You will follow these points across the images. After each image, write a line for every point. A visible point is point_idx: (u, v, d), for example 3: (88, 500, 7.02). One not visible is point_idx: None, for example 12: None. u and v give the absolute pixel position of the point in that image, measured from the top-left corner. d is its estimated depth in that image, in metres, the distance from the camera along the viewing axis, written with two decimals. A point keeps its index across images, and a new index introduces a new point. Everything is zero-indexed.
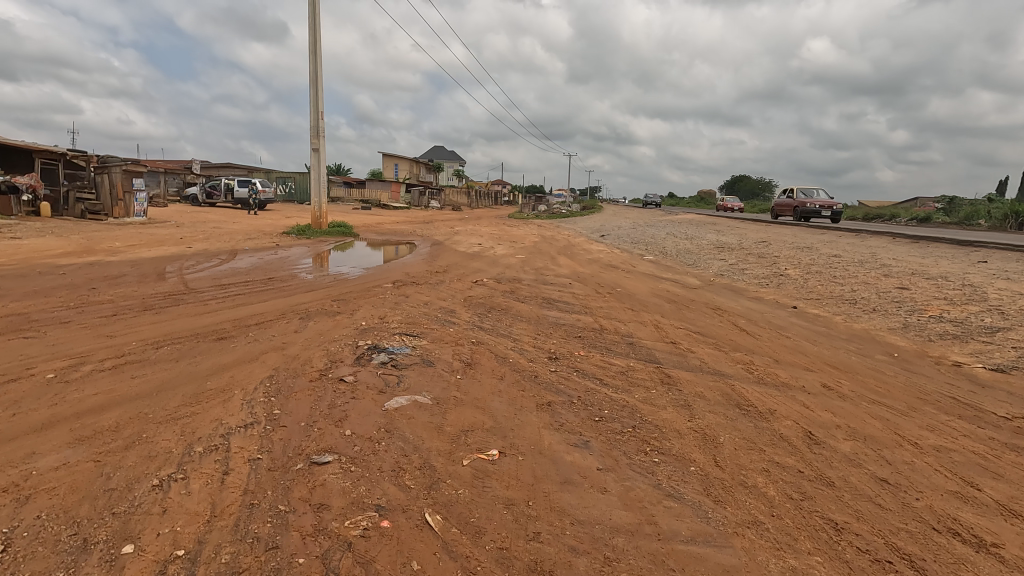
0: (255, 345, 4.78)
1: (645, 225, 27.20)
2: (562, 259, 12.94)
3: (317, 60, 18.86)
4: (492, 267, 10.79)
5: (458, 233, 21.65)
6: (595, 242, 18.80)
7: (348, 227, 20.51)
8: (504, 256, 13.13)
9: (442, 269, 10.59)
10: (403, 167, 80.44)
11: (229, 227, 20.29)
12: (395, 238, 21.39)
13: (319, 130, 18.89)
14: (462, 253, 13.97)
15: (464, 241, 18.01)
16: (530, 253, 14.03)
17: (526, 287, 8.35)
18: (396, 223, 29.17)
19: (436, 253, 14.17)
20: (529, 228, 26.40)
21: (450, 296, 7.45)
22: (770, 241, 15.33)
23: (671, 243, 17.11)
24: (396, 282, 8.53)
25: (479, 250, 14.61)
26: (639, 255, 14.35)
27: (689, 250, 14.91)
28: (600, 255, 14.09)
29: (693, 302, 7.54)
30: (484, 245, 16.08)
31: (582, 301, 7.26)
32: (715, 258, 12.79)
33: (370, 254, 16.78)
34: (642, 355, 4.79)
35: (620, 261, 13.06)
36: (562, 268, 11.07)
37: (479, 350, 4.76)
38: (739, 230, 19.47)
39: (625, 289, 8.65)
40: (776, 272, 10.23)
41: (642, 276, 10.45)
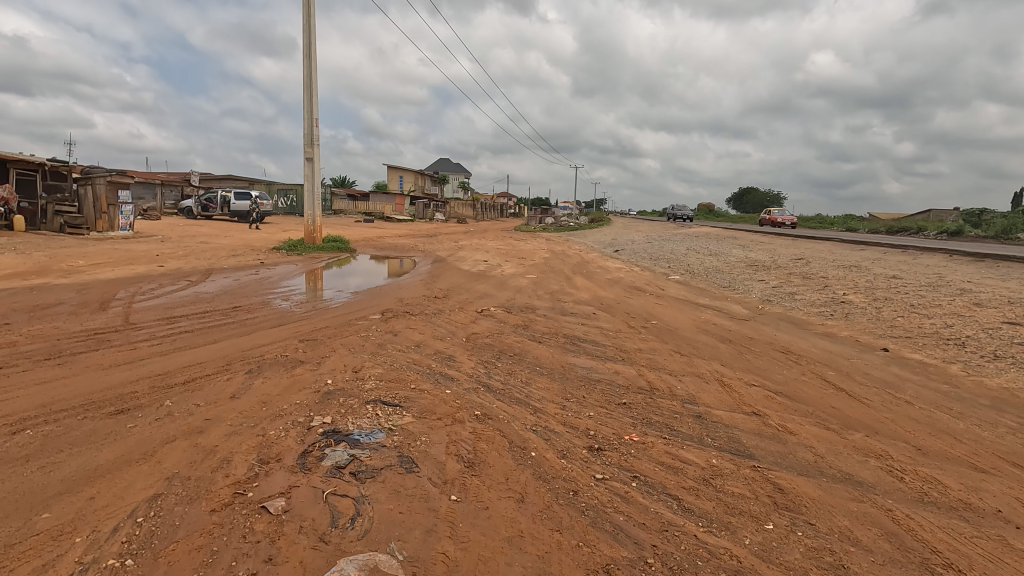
0: (162, 424, 3.32)
1: (660, 239, 25.70)
2: (578, 280, 11.51)
3: (312, 64, 17.65)
4: (501, 291, 9.36)
5: (462, 249, 20.27)
6: (610, 258, 17.39)
7: (345, 242, 19.19)
8: (513, 276, 11.69)
9: (442, 292, 9.15)
10: (408, 179, 79.52)
11: (218, 242, 18.99)
12: (396, 253, 20.08)
13: (313, 138, 17.62)
14: (466, 272, 12.56)
15: (469, 257, 16.62)
16: (543, 273, 12.59)
17: (544, 319, 6.91)
18: (399, 238, 27.90)
19: (438, 272, 12.76)
20: (538, 242, 25.00)
21: (450, 333, 5.99)
22: (808, 258, 13.84)
23: (695, 260, 15.66)
24: (385, 314, 7.08)
25: (486, 268, 13.22)
26: (663, 274, 12.91)
27: (719, 268, 13.44)
28: (620, 275, 12.64)
29: (751, 341, 6.08)
30: (491, 262, 14.68)
31: (615, 341, 5.79)
32: (752, 279, 11.32)
33: (366, 272, 15.41)
34: (724, 442, 3.28)
35: (644, 281, 11.62)
36: (582, 291, 9.63)
37: (482, 438, 3.24)
38: (766, 246, 18.00)
39: (662, 319, 7.19)
40: (833, 297, 8.75)
41: (675, 300, 9.00)
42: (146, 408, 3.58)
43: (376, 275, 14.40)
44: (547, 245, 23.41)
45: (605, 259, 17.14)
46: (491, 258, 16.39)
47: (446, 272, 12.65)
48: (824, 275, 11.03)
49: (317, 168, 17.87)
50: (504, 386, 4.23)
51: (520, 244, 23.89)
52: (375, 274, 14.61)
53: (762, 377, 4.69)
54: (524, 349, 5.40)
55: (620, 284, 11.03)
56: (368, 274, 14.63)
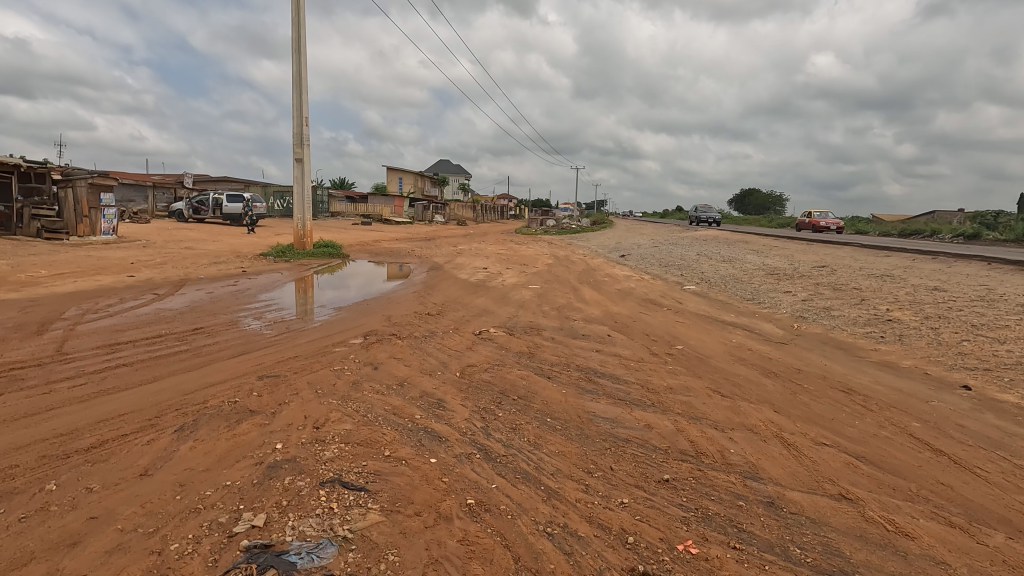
0: (26, 530, 2.36)
1: (667, 243, 24.74)
2: (587, 291, 10.56)
3: (301, 59, 16.72)
4: (502, 305, 8.42)
5: (462, 254, 19.32)
6: (617, 264, 16.47)
7: (337, 247, 18.26)
8: (515, 287, 10.73)
9: (436, 307, 8.20)
10: (408, 181, 78.67)
11: (203, 247, 18.08)
12: (391, 258, 19.15)
13: (303, 138, 16.72)
14: (464, 282, 11.63)
15: (468, 264, 15.66)
16: (547, 282, 11.63)
17: (552, 344, 5.95)
18: (396, 241, 27.02)
19: (435, 281, 11.82)
20: (540, 247, 24.05)
21: (441, 365, 5.04)
22: (832, 266, 12.87)
23: (709, 267, 14.74)
24: (367, 339, 6.12)
25: (486, 277, 12.28)
26: (677, 284, 11.97)
27: (737, 277, 12.49)
28: (631, 285, 11.68)
29: (799, 373, 5.11)
30: (491, 270, 13.72)
31: (639, 378, 4.84)
32: (776, 289, 10.38)
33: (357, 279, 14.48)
34: (819, 556, 2.32)
35: (659, 292, 10.66)
36: (592, 306, 8.67)
37: (476, 555, 2.28)
38: (781, 251, 17.05)
39: (689, 343, 6.24)
40: (875, 314, 7.80)
41: (697, 317, 8.05)
42: (17, 496, 2.62)
43: (369, 282, 13.46)
44: (549, 250, 22.48)
45: (612, 266, 16.19)
46: (492, 265, 15.44)
47: (443, 282, 11.71)
48: (856, 286, 10.08)
49: (308, 170, 16.95)
50: (506, 452, 3.26)
51: (522, 248, 22.95)
52: (368, 281, 13.68)
53: (832, 432, 3.72)
54: (530, 389, 4.43)
55: (633, 296, 10.08)
56: (361, 282, 13.71)
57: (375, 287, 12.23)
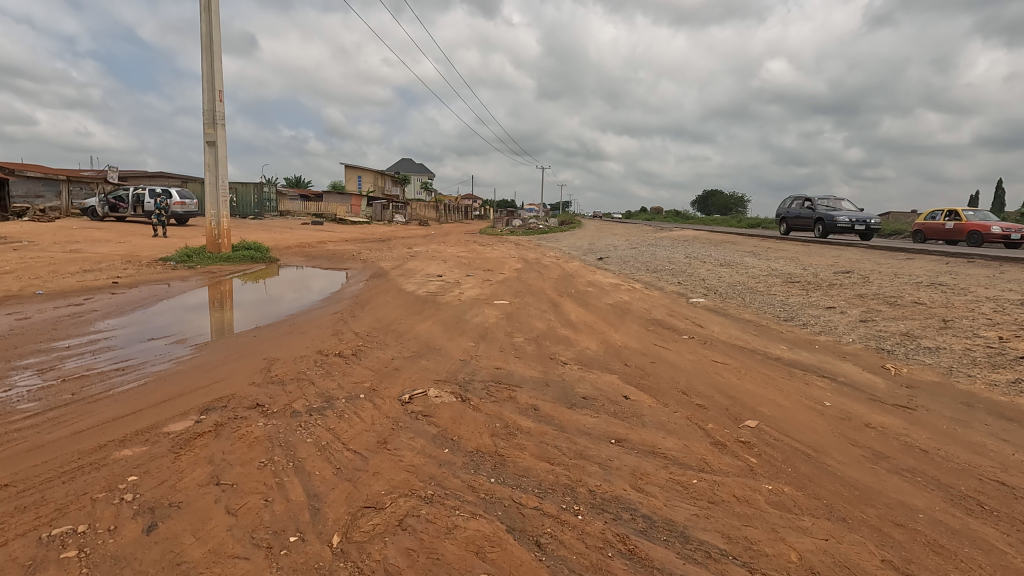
0: None
1: (646, 245, 22.49)
2: (569, 308, 8.02)
3: (212, 19, 13.60)
4: (456, 336, 5.76)
5: (415, 258, 16.45)
6: (597, 270, 14.05)
7: (263, 248, 15.18)
8: (477, 304, 8.06)
9: (356, 343, 5.46)
10: (368, 180, 74.93)
11: (94, 250, 14.74)
12: (331, 261, 16.22)
13: (216, 116, 13.63)
14: (409, 295, 8.92)
15: (421, 270, 12.95)
16: (518, 296, 8.98)
17: (536, 428, 3.33)
18: (344, 243, 24.01)
19: (372, 294, 9.05)
20: (506, 249, 21.49)
21: (308, 511, 2.37)
22: (859, 273, 10.66)
23: (707, 272, 12.46)
24: (199, 422, 3.37)
25: (439, 288, 9.56)
26: (678, 296, 9.58)
27: (750, 286, 10.17)
28: (624, 299, 9.17)
29: (1014, 497, 2.66)
30: (447, 278, 11.05)
31: (731, 535, 2.27)
32: (812, 304, 8.06)
33: (277, 289, 11.54)
34: None
35: (664, 308, 8.20)
36: (584, 334, 6.11)
37: None
38: (782, 255, 14.97)
39: (763, 412, 3.74)
40: (985, 344, 5.49)
41: (737, 351, 5.58)
42: None
43: (291, 292, 10.57)
44: (517, 252, 19.89)
45: (593, 272, 13.73)
46: (450, 271, 12.78)
47: (383, 294, 8.98)
48: (915, 299, 7.85)
49: (223, 155, 13.86)
50: None
51: (487, 251, 20.27)
52: (293, 293, 10.82)
53: None
54: None
55: (634, 315, 7.56)
56: (282, 293, 10.81)
57: (295, 300, 9.39)
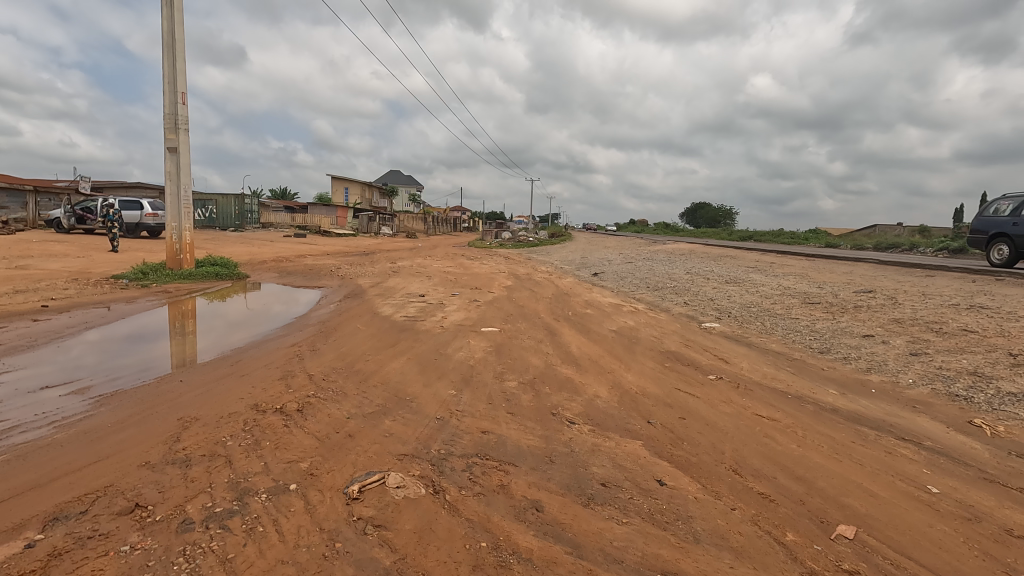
0: None
1: (641, 259, 21.57)
2: (568, 336, 6.96)
3: (175, 15, 12.48)
4: (432, 380, 4.66)
5: (397, 274, 15.34)
6: (595, 288, 13.02)
7: (231, 263, 13.96)
8: (461, 331, 6.96)
9: (307, 391, 4.33)
10: (355, 191, 73.75)
11: (44, 265, 13.43)
12: (307, 277, 15.04)
13: (179, 119, 12.49)
14: (384, 320, 7.79)
15: (402, 289, 11.83)
16: (509, 320, 7.92)
17: (539, 552, 2.25)
18: (325, 256, 22.83)
19: (342, 317, 7.92)
20: (496, 263, 20.45)
21: None
22: (883, 292, 9.71)
23: (714, 290, 11.48)
24: (32, 546, 2.23)
25: (419, 311, 8.45)
26: (689, 320, 8.56)
27: (766, 308, 9.20)
28: (627, 323, 8.14)
29: None
30: (429, 299, 9.95)
31: None
32: (846, 332, 7.07)
33: (240, 310, 10.35)
34: None
35: (675, 336, 7.17)
36: (590, 374, 5.05)
37: None
38: (791, 271, 14.06)
39: (855, 509, 2.68)
40: None
41: (779, 397, 4.55)
42: None
43: (254, 314, 9.42)
44: (507, 267, 18.84)
45: (589, 289, 12.70)
46: (434, 289, 11.69)
47: (354, 318, 7.85)
48: (964, 326, 6.88)
49: (187, 162, 12.71)
50: None
51: (475, 266, 19.20)
52: (257, 315, 9.66)
53: None
54: None
55: (643, 345, 6.52)
56: (244, 314, 9.65)
57: (254, 326, 8.25)
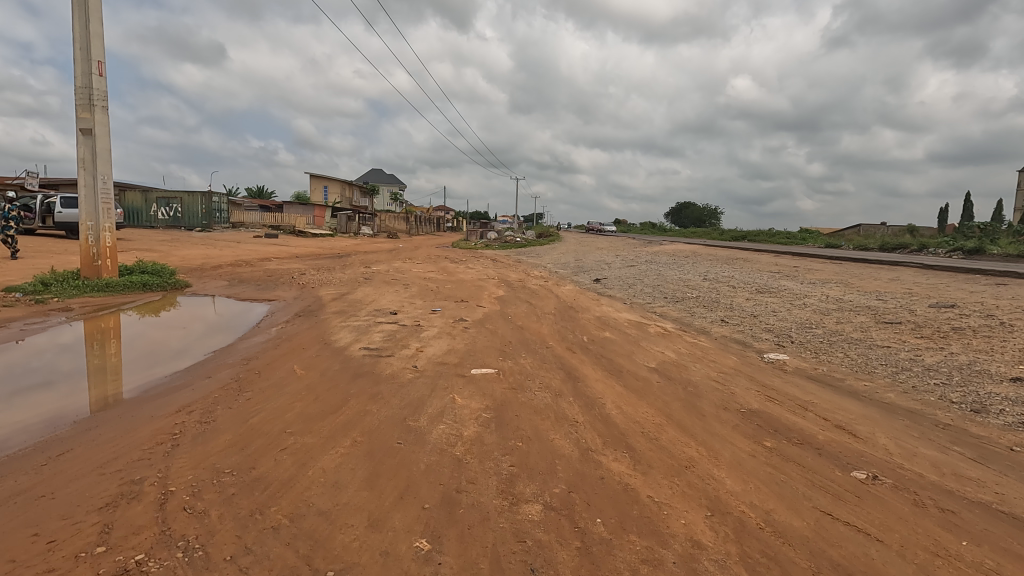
0: None
1: (642, 262, 19.61)
2: (595, 382, 4.86)
3: None
4: (384, 509, 2.54)
5: (369, 282, 13.10)
6: (601, 300, 10.97)
7: (165, 271, 11.65)
8: (441, 378, 4.81)
9: (135, 546, 2.22)
10: (334, 190, 70.93)
11: None
12: (260, 285, 12.76)
13: (93, 95, 10.17)
14: (336, 354, 5.66)
15: (371, 302, 9.64)
16: (507, 354, 5.81)
17: None
18: (290, 260, 20.53)
19: (278, 352, 5.71)
20: (481, 267, 18.28)
21: None
22: (970, 307, 7.80)
23: (750, 303, 9.51)
24: None
25: (384, 340, 6.29)
26: (741, 348, 6.54)
27: (834, 329, 7.22)
28: (667, 356, 6.05)
29: None
30: (400, 319, 7.79)
31: None
32: (980, 371, 5.10)
33: (165, 327, 8.12)
34: None
35: (743, 379, 5.12)
36: (658, 479, 2.97)
37: None
38: (825, 277, 12.17)
39: None
40: None
41: (1015, 535, 2.52)
42: None
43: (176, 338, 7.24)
44: (496, 272, 16.69)
45: (596, 302, 10.64)
46: (409, 303, 9.52)
47: (294, 353, 5.65)
48: None
49: (105, 148, 10.40)
50: None
51: (459, 271, 17.01)
52: (181, 336, 7.45)
53: None
54: None
55: (710, 400, 4.43)
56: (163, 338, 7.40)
57: (160, 359, 6.04)
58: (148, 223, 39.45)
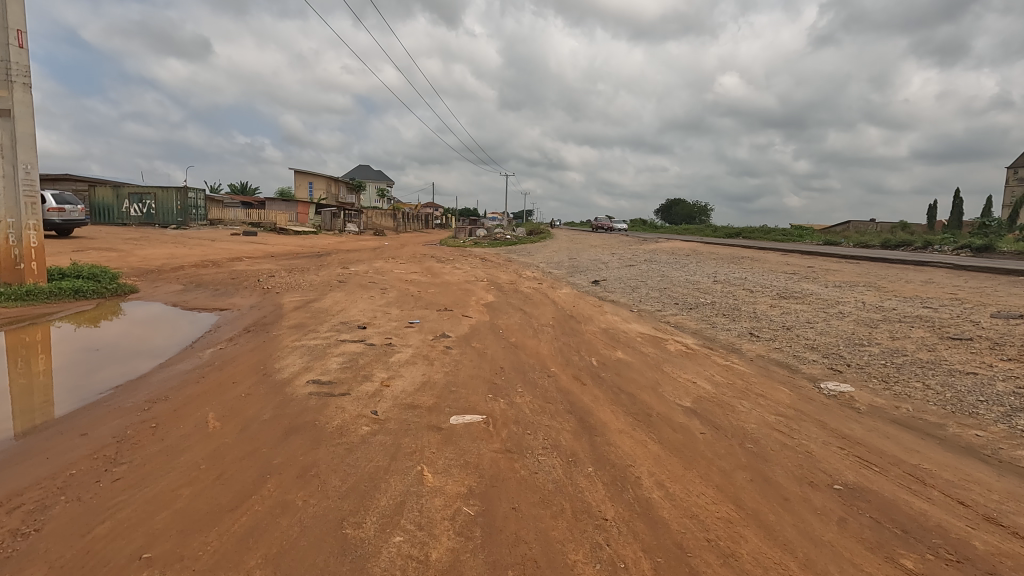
0: None
1: (642, 261, 18.38)
2: (619, 439, 3.53)
3: None
4: None
5: (341, 286, 11.69)
6: (604, 307, 9.70)
7: (105, 274, 10.22)
8: (405, 436, 3.47)
9: None
10: (319, 186, 69.07)
11: None
12: (220, 289, 11.35)
13: (12, 69, 8.67)
14: (275, 390, 4.33)
15: (338, 311, 8.26)
16: (498, 389, 4.51)
17: None
18: (264, 260, 19.06)
19: (196, 391, 4.34)
20: (469, 268, 16.93)
21: None
22: None
23: (776, 312, 8.28)
24: None
25: (340, 370, 4.93)
26: (787, 374, 5.30)
27: (892, 346, 5.98)
28: (700, 387, 4.75)
29: None
30: (368, 337, 6.42)
31: None
32: None
33: (86, 342, 6.74)
34: None
35: (814, 427, 3.82)
36: None
37: None
38: (849, 280, 11.00)
39: None
40: None
41: None
42: None
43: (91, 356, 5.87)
44: (485, 274, 15.29)
45: (598, 309, 9.36)
46: (383, 313, 8.14)
47: (217, 392, 4.28)
48: None
49: (26, 132, 8.92)
50: None
51: (445, 272, 15.62)
52: (99, 353, 6.08)
53: None
54: None
55: (785, 469, 3.14)
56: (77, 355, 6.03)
57: (52, 386, 4.68)
58: (120, 220, 37.64)
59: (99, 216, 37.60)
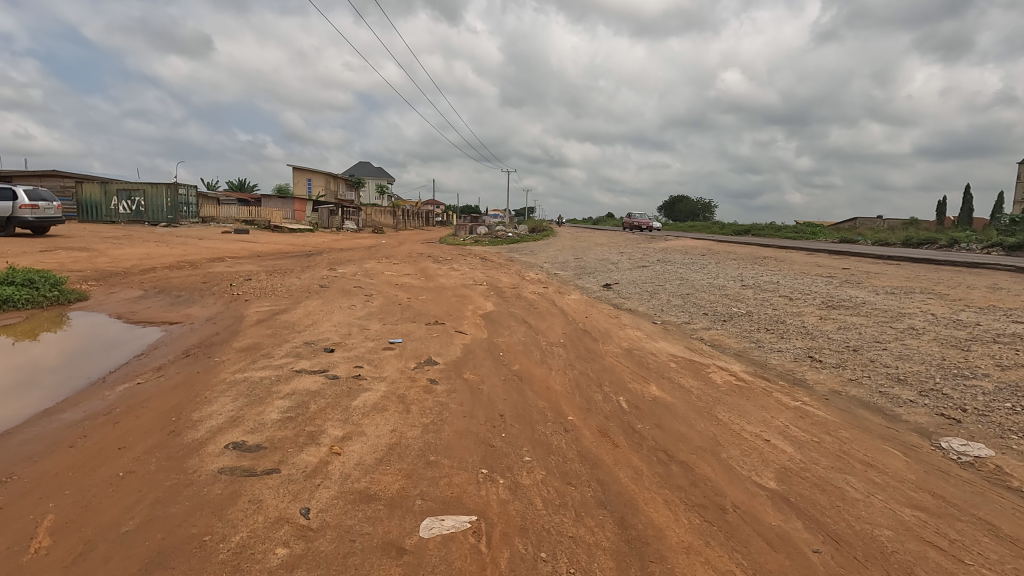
0: None
1: (655, 262, 17.02)
2: (690, 570, 2.20)
3: None
4: None
5: (322, 292, 10.35)
6: (622, 318, 8.36)
7: (39, 283, 8.88)
8: (344, 572, 2.13)
9: None
10: (317, 183, 67.74)
11: None
12: (183, 296, 10.01)
13: None
14: (175, 463, 2.99)
15: (307, 326, 6.92)
16: (496, 459, 3.17)
17: None
18: (247, 260, 17.77)
19: (60, 464, 3.00)
20: (468, 269, 15.59)
21: None
22: None
23: (831, 327, 6.93)
24: None
25: (278, 423, 3.59)
26: (887, 423, 3.94)
27: (1007, 380, 4.63)
28: (778, 449, 3.40)
29: None
30: (332, 365, 5.08)
31: None
32: None
33: None
34: None
35: (983, 538, 2.48)
36: None
37: None
38: (902, 285, 9.61)
39: None
40: None
41: None
42: None
43: None
44: (485, 276, 13.93)
45: (616, 322, 8.02)
46: (360, 329, 6.81)
47: (88, 468, 2.95)
48: None
49: None
50: None
51: (441, 274, 14.26)
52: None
53: None
54: None
55: None
56: None
57: None
58: (108, 217, 36.37)
59: (86, 213, 36.34)
